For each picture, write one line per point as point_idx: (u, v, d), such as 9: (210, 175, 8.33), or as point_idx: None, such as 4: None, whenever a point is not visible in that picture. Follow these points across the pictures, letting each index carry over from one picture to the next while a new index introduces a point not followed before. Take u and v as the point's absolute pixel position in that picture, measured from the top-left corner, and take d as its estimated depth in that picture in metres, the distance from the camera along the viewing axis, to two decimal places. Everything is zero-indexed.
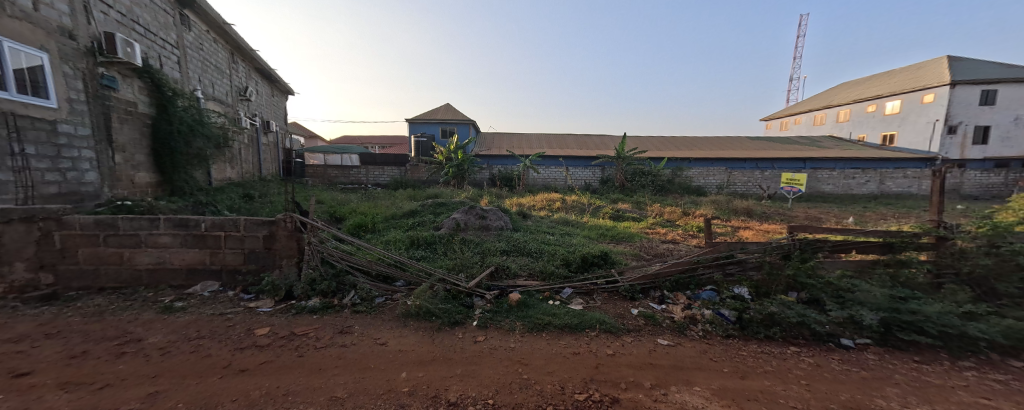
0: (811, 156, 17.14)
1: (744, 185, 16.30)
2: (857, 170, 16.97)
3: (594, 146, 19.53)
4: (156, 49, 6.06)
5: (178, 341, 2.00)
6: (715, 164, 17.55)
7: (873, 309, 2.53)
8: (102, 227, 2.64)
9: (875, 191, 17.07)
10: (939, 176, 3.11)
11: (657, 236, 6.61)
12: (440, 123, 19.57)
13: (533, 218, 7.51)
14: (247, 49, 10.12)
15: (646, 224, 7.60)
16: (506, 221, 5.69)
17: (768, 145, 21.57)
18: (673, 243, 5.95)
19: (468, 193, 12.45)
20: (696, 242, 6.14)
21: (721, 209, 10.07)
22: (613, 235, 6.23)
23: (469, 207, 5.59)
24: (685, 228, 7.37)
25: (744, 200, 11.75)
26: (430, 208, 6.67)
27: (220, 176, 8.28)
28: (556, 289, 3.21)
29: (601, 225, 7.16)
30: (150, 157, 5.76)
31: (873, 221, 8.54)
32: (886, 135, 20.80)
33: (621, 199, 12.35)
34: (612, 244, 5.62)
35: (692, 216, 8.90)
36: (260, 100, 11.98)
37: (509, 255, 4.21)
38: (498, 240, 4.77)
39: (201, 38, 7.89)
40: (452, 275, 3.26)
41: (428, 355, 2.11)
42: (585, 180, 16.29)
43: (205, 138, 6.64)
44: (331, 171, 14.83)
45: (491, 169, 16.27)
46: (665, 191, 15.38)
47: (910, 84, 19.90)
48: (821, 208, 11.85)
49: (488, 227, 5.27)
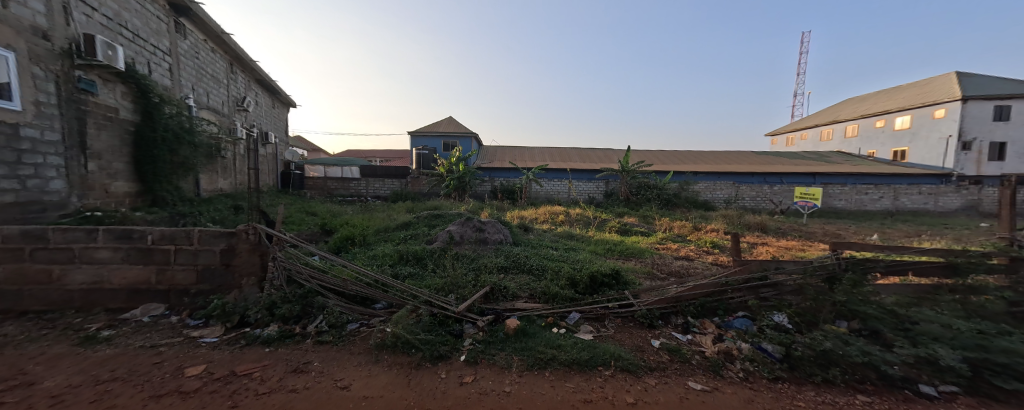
0: (821, 171, 16.72)
1: (753, 200, 15.81)
2: (869, 186, 16.44)
3: (597, 159, 19.24)
4: (145, 54, 5.87)
5: (81, 386, 1.57)
6: (722, 178, 17.11)
7: (954, 347, 2.04)
8: (30, 239, 2.26)
9: (889, 207, 16.48)
10: (1011, 187, 2.65)
11: (668, 251, 6.14)
12: (443, 136, 19.43)
13: (535, 231, 7.08)
14: (247, 59, 10.04)
15: (655, 239, 7.12)
16: (507, 234, 5.29)
17: (774, 160, 21.21)
18: (688, 260, 5.47)
19: (469, 205, 12.07)
20: (712, 259, 5.67)
21: (733, 224, 9.57)
22: (621, 251, 5.78)
23: (466, 219, 5.18)
24: (698, 244, 6.89)
25: (755, 215, 11.26)
26: (425, 220, 6.27)
27: (210, 186, 7.98)
28: (561, 313, 2.75)
29: (608, 240, 6.70)
30: (130, 165, 5.44)
31: (899, 239, 7.98)
32: (898, 150, 20.32)
33: (627, 213, 11.88)
34: (621, 260, 5.17)
35: (704, 231, 8.42)
36: (259, 111, 11.86)
37: (508, 272, 3.76)
38: (496, 255, 4.35)
39: (198, 46, 7.78)
40: (439, 296, 2.82)
41: (400, 404, 1.65)
42: (589, 194, 15.89)
43: (192, 146, 6.35)
44: (331, 183, 14.59)
45: (493, 182, 15.93)
46: (671, 205, 14.88)
47: (920, 100, 19.56)
48: (837, 224, 11.28)
49: (487, 241, 4.85)
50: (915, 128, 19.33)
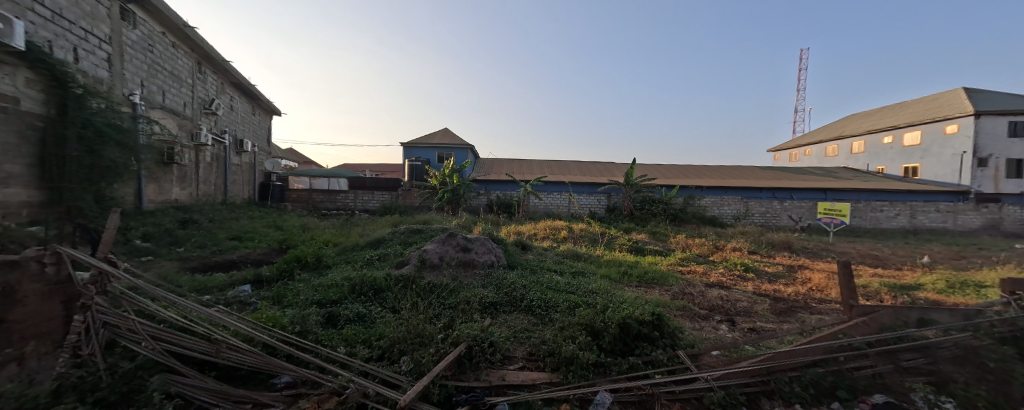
0: (834, 186, 15.89)
1: (763, 216, 14.87)
2: (884, 203, 15.57)
3: (597, 172, 18.37)
4: (69, 38, 4.93)
5: None
6: (729, 192, 16.22)
7: None
8: None
9: (906, 225, 15.59)
10: None
11: (694, 276, 5.09)
12: (437, 148, 18.49)
13: (534, 251, 5.99)
14: (217, 58, 9.15)
15: (676, 261, 6.05)
16: (500, 253, 4.23)
17: (781, 175, 20.42)
18: (724, 289, 4.41)
19: (462, 219, 11.03)
20: (755, 287, 4.56)
21: (755, 242, 8.53)
22: (640, 276, 4.74)
23: (448, 235, 4.11)
24: (727, 267, 5.79)
25: (774, 232, 10.26)
26: (402, 236, 5.21)
27: (158, 197, 6.93)
28: (581, 395, 1.64)
29: (621, 262, 5.63)
30: (31, 169, 4.44)
31: (951, 263, 6.95)
32: (909, 166, 19.59)
33: (634, 229, 10.90)
34: (642, 289, 4.13)
35: (727, 251, 7.36)
36: (234, 117, 10.92)
37: (499, 313, 2.69)
38: (483, 285, 3.28)
39: (153, 38, 6.88)
40: (381, 366, 1.71)
41: None
42: (591, 208, 14.88)
43: (125, 148, 5.26)
44: (316, 196, 13.53)
45: (489, 195, 14.93)
46: (679, 221, 13.88)
47: (930, 114, 18.96)
48: (865, 243, 10.27)
49: (473, 264, 3.78)
50: (926, 144, 18.68)
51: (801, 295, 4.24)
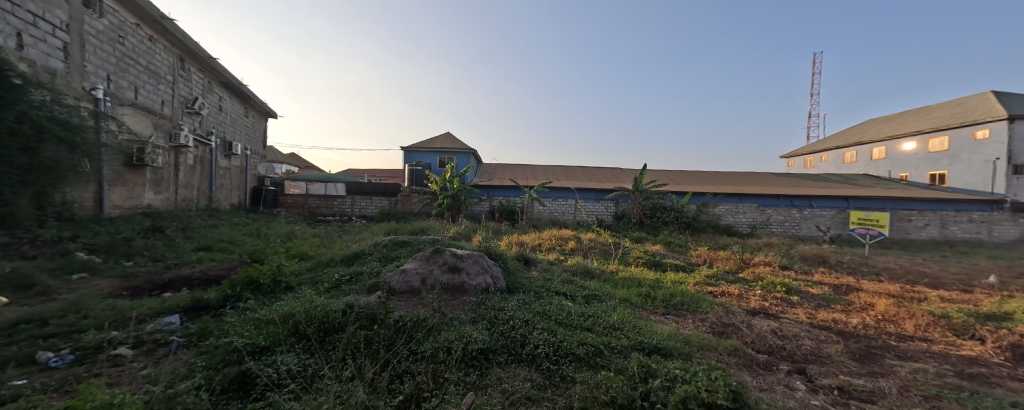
0: (859, 194, 14.94)
1: (782, 225, 13.95)
2: (912, 212, 14.57)
3: (604, 178, 17.57)
4: (13, 22, 4.35)
5: None
6: (744, 200, 15.33)
7: None
8: None
9: (936, 236, 14.54)
10: None
11: (730, 299, 4.29)
12: (438, 152, 17.87)
13: (539, 267, 5.20)
14: (203, 54, 8.60)
15: (702, 279, 5.25)
16: (498, 273, 3.48)
17: (797, 182, 19.48)
18: (771, 318, 3.61)
19: (462, 227, 10.30)
20: (809, 317, 3.72)
21: (785, 256, 7.63)
22: (668, 301, 3.95)
23: (434, 251, 3.37)
24: (765, 288, 4.93)
25: (802, 244, 9.35)
26: (386, 249, 4.48)
27: (123, 202, 6.29)
28: None
29: (641, 280, 4.83)
30: None
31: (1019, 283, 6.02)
32: (935, 173, 18.53)
33: (646, 239, 10.08)
34: (674, 320, 3.35)
35: (757, 267, 6.49)
36: (223, 118, 10.37)
37: (491, 368, 1.94)
38: (473, 319, 2.53)
39: (124, 29, 6.32)
40: None
41: None
42: (598, 216, 14.11)
43: (79, 147, 4.62)
44: (312, 201, 12.91)
45: (491, 201, 14.20)
46: (692, 230, 13.03)
47: (958, 119, 17.90)
48: (902, 257, 9.31)
49: (463, 289, 3.03)
50: (954, 150, 17.62)
51: (871, 329, 3.42)
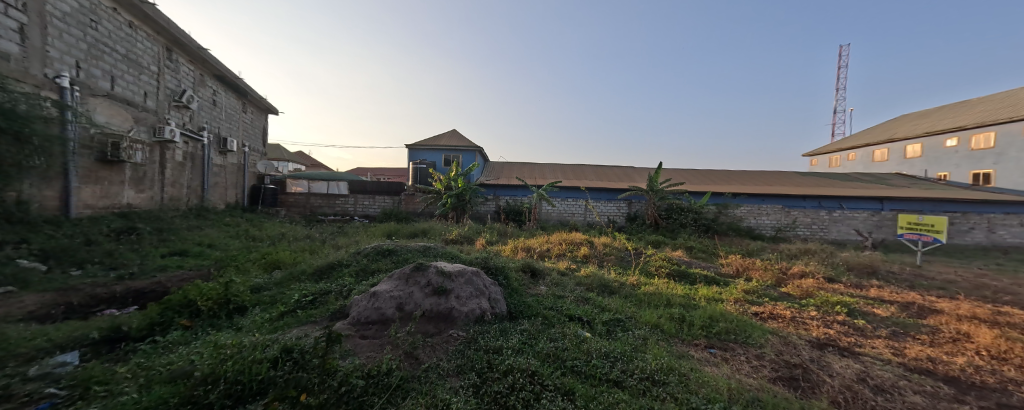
0: (896, 195, 13.74)
1: (810, 228, 12.90)
2: (957, 214, 13.32)
3: (616, 177, 16.72)
4: None
5: None
6: (767, 201, 14.29)
7: None
8: None
9: (983, 242, 13.29)
10: None
11: (782, 325, 3.49)
12: (443, 150, 17.25)
13: (547, 280, 4.46)
14: (192, 45, 8.12)
15: (741, 295, 4.46)
16: (497, 295, 2.78)
17: (824, 182, 18.27)
18: (847, 355, 2.82)
19: (465, 228, 9.62)
20: (896, 354, 2.90)
21: (828, 266, 6.71)
22: (709, 328, 3.18)
23: (415, 267, 2.70)
24: (820, 309, 4.11)
25: (841, 250, 8.39)
26: (368, 260, 3.83)
27: (95, 202, 5.79)
28: None
29: (670, 298, 4.05)
30: None
31: None
32: (978, 172, 17.09)
33: (663, 243, 9.27)
34: (722, 358, 2.59)
35: (799, 280, 5.62)
36: (217, 113, 9.91)
37: None
38: (459, 368, 1.83)
39: (98, 13, 5.82)
40: None
41: None
42: (610, 216, 13.34)
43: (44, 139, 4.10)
44: (312, 200, 12.42)
45: (498, 200, 13.51)
46: (711, 232, 12.11)
47: (1007, 114, 16.39)
48: (957, 266, 8.24)
49: (450, 318, 2.35)
50: (1001, 148, 16.16)
51: (991, 375, 2.57)
